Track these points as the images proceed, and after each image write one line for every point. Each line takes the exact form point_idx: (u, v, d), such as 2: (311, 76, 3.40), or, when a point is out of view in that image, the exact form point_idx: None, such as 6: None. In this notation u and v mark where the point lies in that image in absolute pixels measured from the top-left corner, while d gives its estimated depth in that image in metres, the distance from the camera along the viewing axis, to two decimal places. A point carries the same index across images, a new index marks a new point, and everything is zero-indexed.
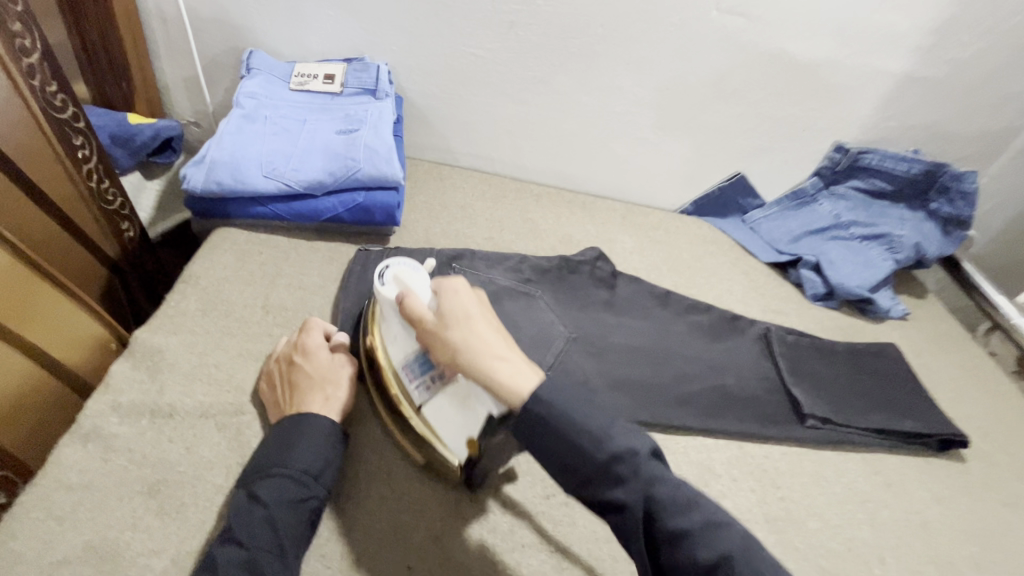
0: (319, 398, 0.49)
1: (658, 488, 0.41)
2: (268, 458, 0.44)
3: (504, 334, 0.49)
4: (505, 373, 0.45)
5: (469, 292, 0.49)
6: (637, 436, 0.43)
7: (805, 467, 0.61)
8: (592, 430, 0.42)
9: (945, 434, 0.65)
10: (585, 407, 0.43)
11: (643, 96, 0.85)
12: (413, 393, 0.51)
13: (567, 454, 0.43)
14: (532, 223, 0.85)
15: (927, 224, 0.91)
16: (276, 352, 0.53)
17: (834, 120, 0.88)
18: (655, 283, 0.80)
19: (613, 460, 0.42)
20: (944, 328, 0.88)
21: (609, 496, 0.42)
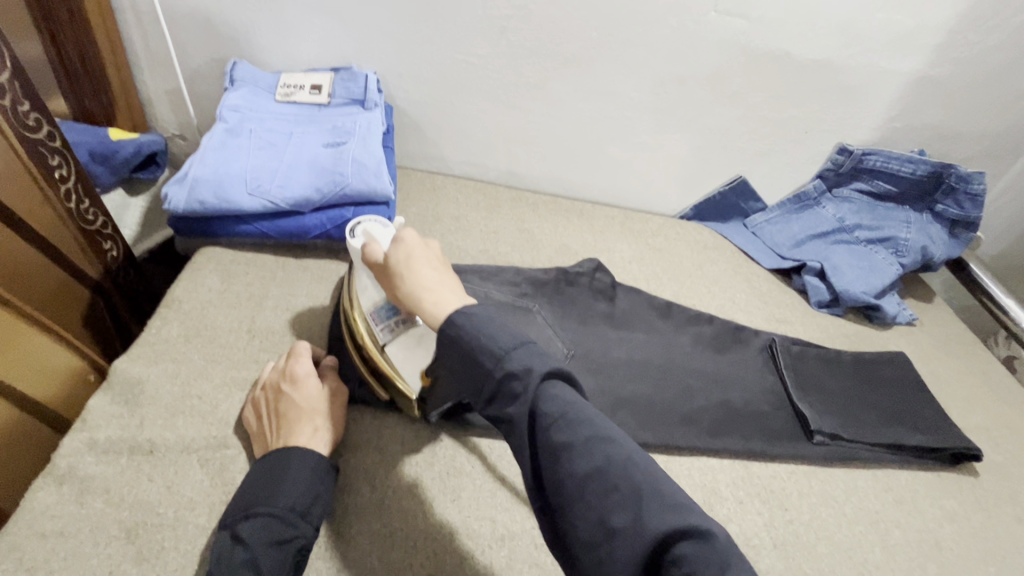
0: (306, 430, 0.47)
1: (544, 401, 0.37)
2: (251, 495, 0.42)
3: (443, 268, 0.46)
4: (429, 306, 0.43)
5: (417, 238, 0.47)
6: (542, 352, 0.40)
7: (813, 486, 0.59)
8: (496, 347, 0.39)
9: (958, 448, 0.63)
10: (494, 326, 0.40)
11: (641, 99, 0.83)
12: (377, 334, 0.53)
13: (470, 371, 0.40)
14: (528, 234, 0.83)
15: (934, 226, 0.89)
16: (261, 379, 0.51)
17: (837, 121, 0.86)
18: (655, 294, 0.78)
19: (509, 375, 0.38)
20: (952, 333, 0.86)
21: (504, 411, 0.38)
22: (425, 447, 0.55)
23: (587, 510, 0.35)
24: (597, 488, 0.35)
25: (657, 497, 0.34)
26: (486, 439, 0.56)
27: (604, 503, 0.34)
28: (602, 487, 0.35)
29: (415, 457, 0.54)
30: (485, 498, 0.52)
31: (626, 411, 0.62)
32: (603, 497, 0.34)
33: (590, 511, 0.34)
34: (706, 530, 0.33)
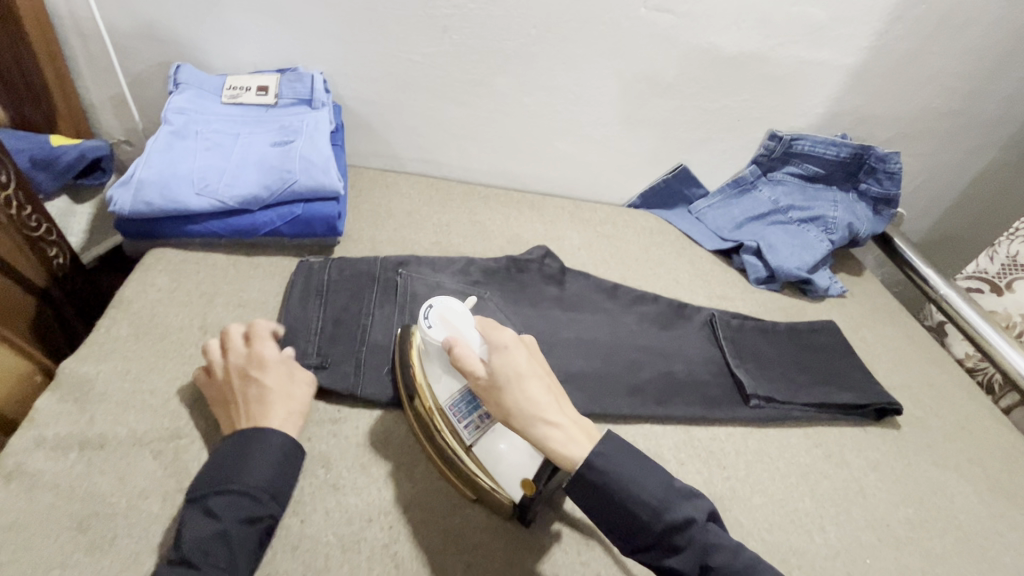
0: (278, 412, 0.48)
1: (714, 554, 0.43)
2: (223, 475, 0.43)
3: (555, 392, 0.51)
4: (557, 437, 0.47)
5: (522, 354, 0.51)
6: (696, 500, 0.46)
7: (750, 446, 0.63)
8: (647, 496, 0.45)
9: (880, 403, 0.68)
10: (637, 471, 0.46)
11: (583, 93, 0.87)
12: (462, 433, 0.52)
13: (628, 523, 0.45)
14: (480, 225, 0.85)
15: (859, 204, 0.96)
16: (223, 360, 0.51)
17: (765, 110, 0.91)
18: (603, 277, 0.82)
19: (672, 531, 0.44)
20: (880, 302, 0.92)
21: (667, 562, 0.44)
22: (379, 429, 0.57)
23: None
24: None
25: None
26: None
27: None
28: None
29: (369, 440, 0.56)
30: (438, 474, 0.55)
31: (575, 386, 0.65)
32: None
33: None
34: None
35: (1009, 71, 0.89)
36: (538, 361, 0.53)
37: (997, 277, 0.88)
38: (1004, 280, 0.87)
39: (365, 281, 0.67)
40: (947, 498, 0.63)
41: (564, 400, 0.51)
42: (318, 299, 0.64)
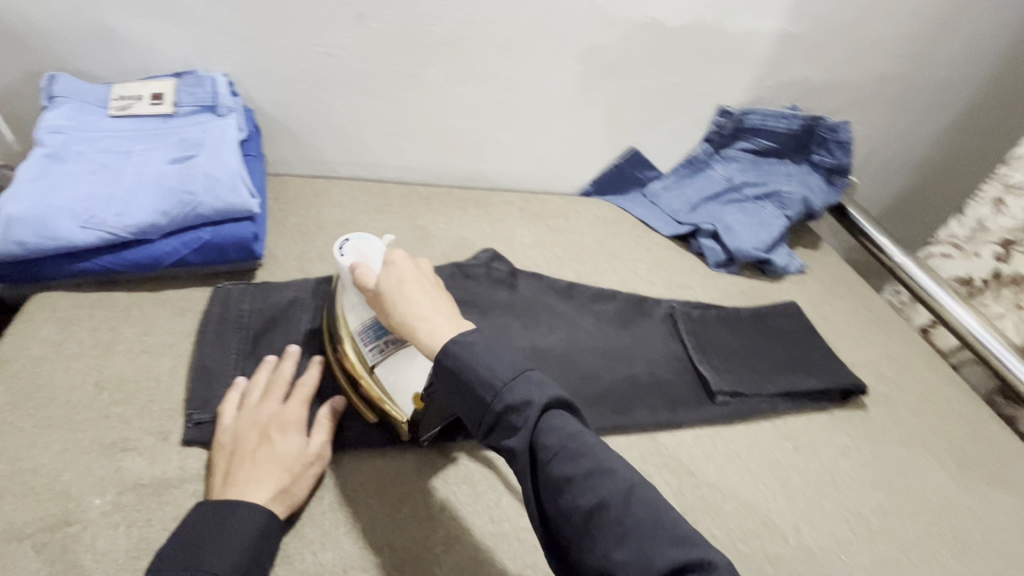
0: (260, 481, 0.44)
1: (545, 432, 0.41)
2: (204, 556, 0.39)
3: (438, 296, 0.49)
4: (422, 333, 0.46)
5: (408, 263, 0.51)
6: (547, 385, 0.44)
7: (718, 448, 0.60)
8: (494, 379, 0.43)
9: (845, 385, 0.67)
10: (490, 359, 0.44)
11: (522, 79, 0.81)
12: (362, 351, 0.52)
13: (474, 405, 0.43)
14: (421, 231, 0.79)
15: (813, 176, 0.94)
16: (248, 406, 0.49)
17: (713, 85, 0.88)
18: (557, 276, 0.77)
19: (508, 410, 0.42)
20: (838, 276, 0.91)
21: (506, 442, 0.42)
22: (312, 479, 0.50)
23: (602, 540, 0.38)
24: (606, 525, 0.39)
25: (668, 532, 0.38)
26: (381, 457, 0.53)
27: (610, 538, 0.38)
28: (611, 525, 0.39)
29: None
30: (382, 523, 0.49)
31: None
32: (609, 533, 0.38)
33: (603, 542, 0.38)
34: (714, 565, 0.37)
35: (950, 31, 0.87)
36: (430, 274, 0.52)
37: (964, 243, 0.86)
38: (970, 246, 0.85)
39: (291, 309, 0.59)
40: (918, 480, 0.62)
41: (449, 303, 0.50)
42: (237, 334, 0.56)
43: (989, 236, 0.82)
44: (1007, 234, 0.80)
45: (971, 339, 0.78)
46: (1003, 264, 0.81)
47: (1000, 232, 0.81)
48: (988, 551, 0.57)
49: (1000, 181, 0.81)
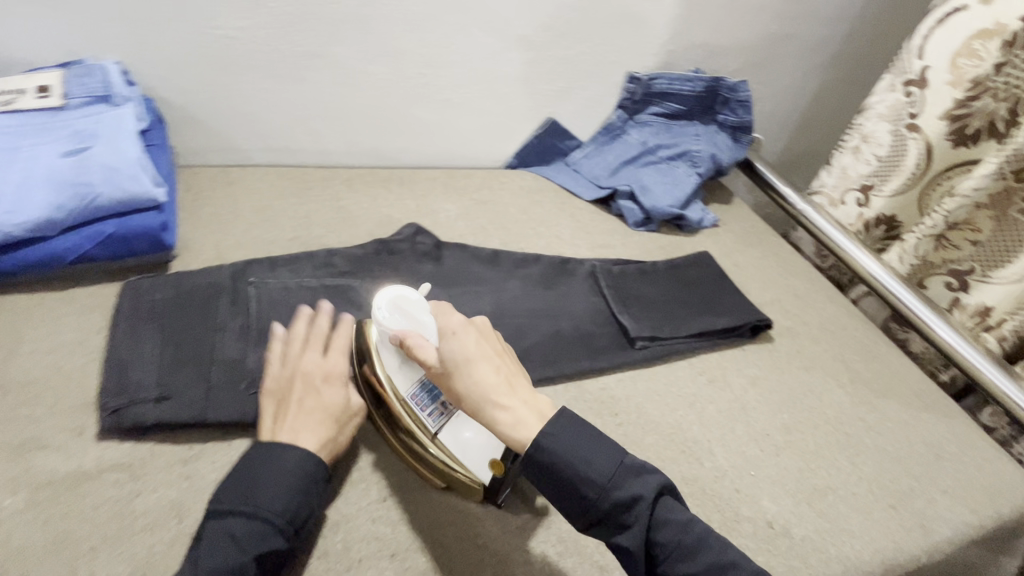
0: (305, 429, 0.49)
1: (658, 526, 0.44)
2: (260, 493, 0.44)
3: (506, 374, 0.50)
4: (501, 418, 0.47)
5: (471, 336, 0.50)
6: (652, 475, 0.46)
7: (638, 389, 0.64)
8: (593, 478, 0.44)
9: (752, 320, 0.72)
10: (589, 457, 0.45)
11: (433, 54, 0.81)
12: (426, 422, 0.53)
13: (574, 500, 0.45)
14: (344, 211, 0.79)
15: (720, 135, 1.00)
16: (291, 356, 0.53)
17: (620, 53, 0.91)
18: (483, 245, 0.79)
19: (618, 509, 0.44)
20: (748, 226, 0.98)
21: (615, 540, 0.45)
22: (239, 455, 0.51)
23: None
24: None
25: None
26: None
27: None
28: None
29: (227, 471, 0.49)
30: None
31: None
32: None
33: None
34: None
35: None
36: (493, 342, 0.52)
37: (833, 190, 0.95)
38: (838, 193, 0.94)
39: (209, 295, 0.59)
40: (817, 398, 0.68)
41: (520, 380, 0.50)
42: (151, 323, 0.55)
43: (851, 183, 0.91)
44: (864, 180, 0.89)
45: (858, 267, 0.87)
46: (867, 209, 0.90)
47: (859, 179, 0.90)
48: (877, 452, 0.63)
49: (856, 133, 0.89)
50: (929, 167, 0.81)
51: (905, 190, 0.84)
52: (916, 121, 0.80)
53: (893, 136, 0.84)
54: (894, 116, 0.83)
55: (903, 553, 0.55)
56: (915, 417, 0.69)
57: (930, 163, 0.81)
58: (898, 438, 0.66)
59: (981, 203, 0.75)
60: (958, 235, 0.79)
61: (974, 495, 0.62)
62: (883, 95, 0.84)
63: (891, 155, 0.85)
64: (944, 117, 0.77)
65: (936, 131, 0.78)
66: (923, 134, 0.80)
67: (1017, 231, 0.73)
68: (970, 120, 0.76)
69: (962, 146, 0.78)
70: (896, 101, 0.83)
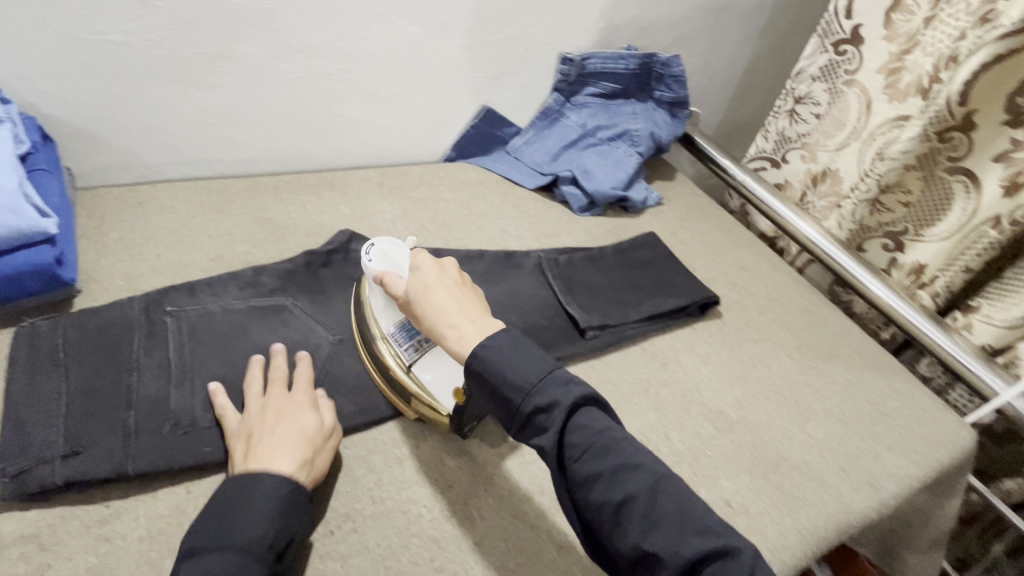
0: (279, 452, 0.47)
1: (573, 430, 0.45)
2: (237, 525, 0.42)
3: (464, 297, 0.54)
4: (449, 334, 0.51)
5: (432, 267, 0.56)
6: (574, 385, 0.47)
7: (593, 381, 0.64)
8: (519, 383, 0.47)
9: (700, 299, 0.73)
10: (517, 364, 0.47)
11: (352, 48, 0.76)
12: (399, 354, 0.57)
13: (499, 401, 0.47)
14: (271, 223, 0.74)
15: (658, 111, 0.99)
16: (253, 395, 0.51)
17: (550, 34, 0.88)
18: (424, 246, 0.76)
19: (535, 409, 0.46)
20: (692, 201, 0.98)
21: (533, 440, 0.46)
22: (166, 505, 0.47)
23: (630, 529, 0.42)
24: (633, 515, 0.42)
25: (694, 524, 0.42)
26: None
27: (638, 530, 0.42)
28: (637, 514, 0.42)
29: (153, 524, 0.46)
30: None
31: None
32: (636, 522, 0.42)
33: (631, 529, 0.42)
34: (733, 548, 0.41)
35: None
36: (456, 274, 0.57)
37: (773, 152, 0.95)
38: (779, 154, 0.94)
39: (120, 332, 0.54)
40: (767, 370, 0.69)
41: (475, 304, 0.54)
42: (54, 370, 0.50)
43: (793, 144, 0.90)
44: (805, 139, 0.89)
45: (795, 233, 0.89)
46: (813, 163, 0.89)
47: (800, 139, 0.89)
48: (827, 417, 0.65)
49: (790, 96, 0.89)
50: (869, 123, 0.79)
51: (847, 144, 0.83)
52: (853, 76, 0.80)
53: (829, 94, 0.84)
54: (828, 75, 0.83)
55: (856, 513, 0.57)
56: (860, 377, 0.71)
57: (869, 117, 0.79)
58: (845, 400, 0.67)
59: (909, 165, 0.77)
60: (891, 198, 0.82)
61: (918, 448, 0.64)
62: (813, 57, 0.84)
63: (830, 112, 0.84)
64: (881, 70, 0.77)
65: (875, 86, 0.78)
66: (860, 87, 0.80)
67: (944, 190, 0.75)
68: (902, 74, 0.75)
69: (897, 100, 0.76)
70: (827, 61, 0.83)
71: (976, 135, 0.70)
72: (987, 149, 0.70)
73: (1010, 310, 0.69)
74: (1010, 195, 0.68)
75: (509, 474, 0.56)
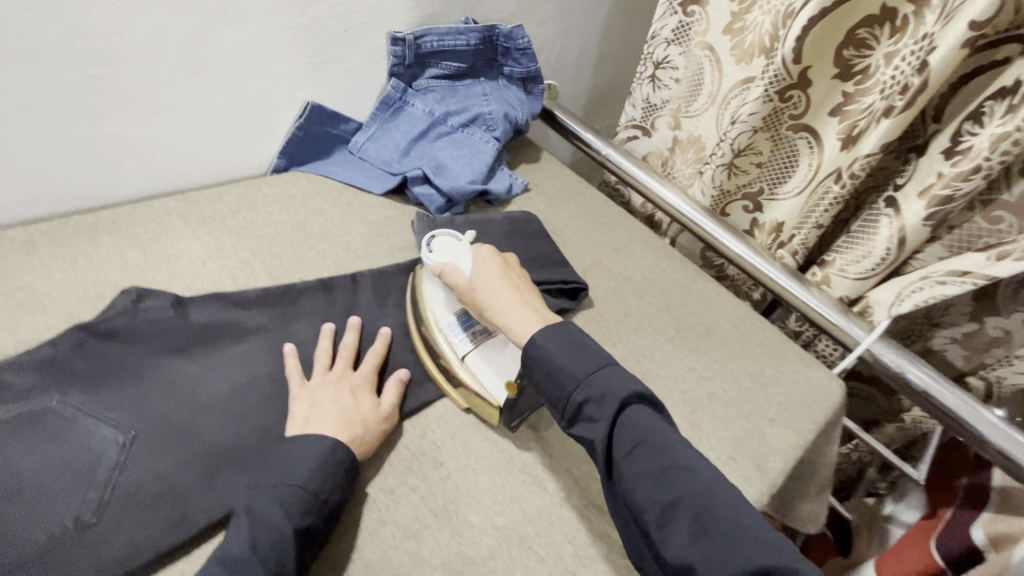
0: (335, 421, 0.50)
1: (623, 427, 0.47)
2: (297, 471, 0.46)
3: (524, 293, 0.57)
4: (513, 326, 0.54)
5: (495, 262, 0.58)
6: (634, 384, 0.49)
7: (465, 418, 0.56)
8: (572, 371, 0.49)
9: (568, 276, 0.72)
10: (573, 353, 0.50)
11: (99, 47, 0.59)
12: (458, 346, 0.56)
13: (551, 392, 0.50)
14: (26, 291, 0.56)
15: (510, 89, 0.92)
16: (320, 370, 0.55)
17: (369, 11, 0.75)
18: (247, 285, 0.63)
19: (586, 400, 0.48)
20: (560, 182, 0.92)
21: (582, 433, 0.48)
22: None
23: (679, 531, 0.42)
24: (680, 516, 0.42)
25: (752, 538, 0.40)
26: None
27: (685, 536, 0.42)
28: (685, 515, 0.42)
29: None
30: None
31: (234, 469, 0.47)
32: (685, 524, 0.42)
33: (680, 530, 0.42)
34: (792, 569, 0.38)
35: None
36: (516, 270, 0.59)
37: (643, 121, 0.94)
38: (648, 122, 0.93)
39: None
40: (651, 363, 0.66)
41: (535, 297, 0.57)
42: None
43: (660, 111, 0.90)
44: (668, 105, 0.88)
45: (661, 203, 0.88)
46: (677, 130, 0.89)
47: (664, 105, 0.89)
48: (711, 403, 0.63)
49: (650, 61, 0.87)
50: (722, 87, 0.80)
51: (705, 109, 0.84)
52: (704, 38, 0.80)
53: (684, 58, 0.83)
54: (680, 38, 0.82)
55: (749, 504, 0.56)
56: (738, 350, 0.70)
57: (722, 79, 0.80)
58: (727, 378, 0.66)
59: (759, 127, 0.75)
60: (745, 160, 0.81)
61: (797, 416, 0.64)
62: (665, 19, 0.82)
63: (687, 75, 0.84)
64: (726, 31, 0.78)
65: (723, 47, 0.79)
66: (709, 49, 0.80)
67: (790, 147, 0.76)
68: (745, 35, 0.76)
69: (743, 61, 0.77)
70: (677, 23, 0.81)
71: (813, 91, 0.69)
72: (824, 104, 0.70)
73: (860, 264, 0.70)
74: (848, 148, 0.68)
75: (370, 567, 0.45)
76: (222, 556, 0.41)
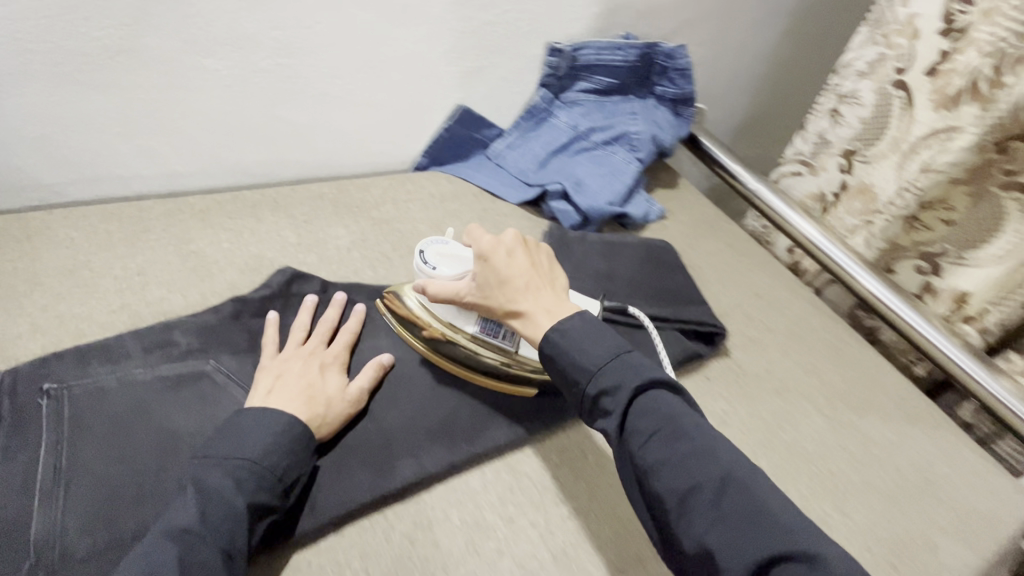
0: (299, 397, 0.47)
1: (639, 414, 0.44)
2: (250, 445, 0.42)
3: (536, 284, 0.51)
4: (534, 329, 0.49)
5: (500, 255, 0.52)
6: (647, 368, 0.46)
7: (590, 459, 0.53)
8: (586, 361, 0.46)
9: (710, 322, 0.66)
10: (588, 342, 0.47)
11: (291, 39, 0.63)
12: (503, 344, 0.53)
13: (565, 383, 0.48)
14: (197, 257, 0.60)
15: (659, 110, 0.87)
16: (290, 346, 0.52)
17: (535, 20, 0.75)
18: (383, 280, 0.64)
19: (600, 392, 0.45)
20: (699, 213, 0.86)
21: (600, 424, 0.45)
22: None
23: (700, 521, 0.39)
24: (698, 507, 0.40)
25: (771, 524, 0.38)
26: None
27: (705, 521, 0.39)
28: (703, 506, 0.39)
29: None
30: None
31: (376, 459, 0.48)
32: (704, 517, 0.39)
33: (701, 522, 0.39)
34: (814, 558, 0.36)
35: None
36: (527, 254, 0.53)
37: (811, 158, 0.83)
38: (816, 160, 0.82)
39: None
40: (794, 431, 0.59)
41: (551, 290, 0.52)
42: None
43: (832, 149, 0.79)
44: (847, 145, 0.77)
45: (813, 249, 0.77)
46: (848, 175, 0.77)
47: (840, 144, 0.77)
48: (866, 492, 0.55)
49: (834, 93, 0.78)
50: (909, 133, 0.68)
51: (882, 155, 0.72)
52: (902, 76, 0.69)
53: (877, 95, 0.72)
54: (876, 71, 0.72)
55: None
56: (900, 435, 0.61)
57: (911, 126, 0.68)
58: (887, 467, 0.57)
59: (959, 179, 0.66)
60: (930, 214, 0.71)
61: (973, 528, 0.54)
62: (862, 49, 0.73)
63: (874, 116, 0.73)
64: (930, 72, 0.66)
65: None
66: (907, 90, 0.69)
67: (997, 208, 0.65)
68: (952, 77, 0.63)
69: (943, 107, 0.65)
70: (877, 55, 0.72)
71: None
72: None
73: None
74: None
75: None
76: (167, 532, 0.37)
